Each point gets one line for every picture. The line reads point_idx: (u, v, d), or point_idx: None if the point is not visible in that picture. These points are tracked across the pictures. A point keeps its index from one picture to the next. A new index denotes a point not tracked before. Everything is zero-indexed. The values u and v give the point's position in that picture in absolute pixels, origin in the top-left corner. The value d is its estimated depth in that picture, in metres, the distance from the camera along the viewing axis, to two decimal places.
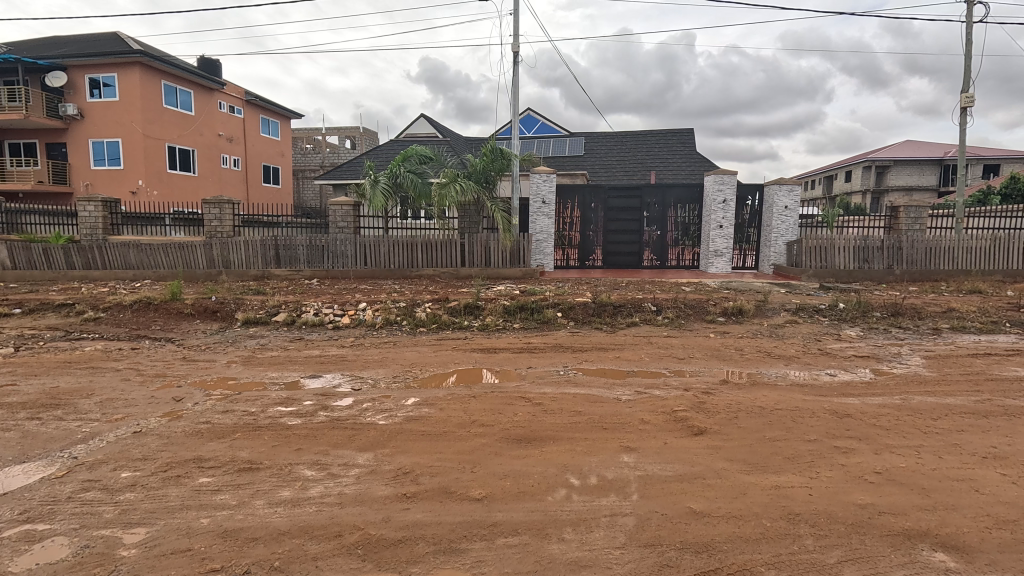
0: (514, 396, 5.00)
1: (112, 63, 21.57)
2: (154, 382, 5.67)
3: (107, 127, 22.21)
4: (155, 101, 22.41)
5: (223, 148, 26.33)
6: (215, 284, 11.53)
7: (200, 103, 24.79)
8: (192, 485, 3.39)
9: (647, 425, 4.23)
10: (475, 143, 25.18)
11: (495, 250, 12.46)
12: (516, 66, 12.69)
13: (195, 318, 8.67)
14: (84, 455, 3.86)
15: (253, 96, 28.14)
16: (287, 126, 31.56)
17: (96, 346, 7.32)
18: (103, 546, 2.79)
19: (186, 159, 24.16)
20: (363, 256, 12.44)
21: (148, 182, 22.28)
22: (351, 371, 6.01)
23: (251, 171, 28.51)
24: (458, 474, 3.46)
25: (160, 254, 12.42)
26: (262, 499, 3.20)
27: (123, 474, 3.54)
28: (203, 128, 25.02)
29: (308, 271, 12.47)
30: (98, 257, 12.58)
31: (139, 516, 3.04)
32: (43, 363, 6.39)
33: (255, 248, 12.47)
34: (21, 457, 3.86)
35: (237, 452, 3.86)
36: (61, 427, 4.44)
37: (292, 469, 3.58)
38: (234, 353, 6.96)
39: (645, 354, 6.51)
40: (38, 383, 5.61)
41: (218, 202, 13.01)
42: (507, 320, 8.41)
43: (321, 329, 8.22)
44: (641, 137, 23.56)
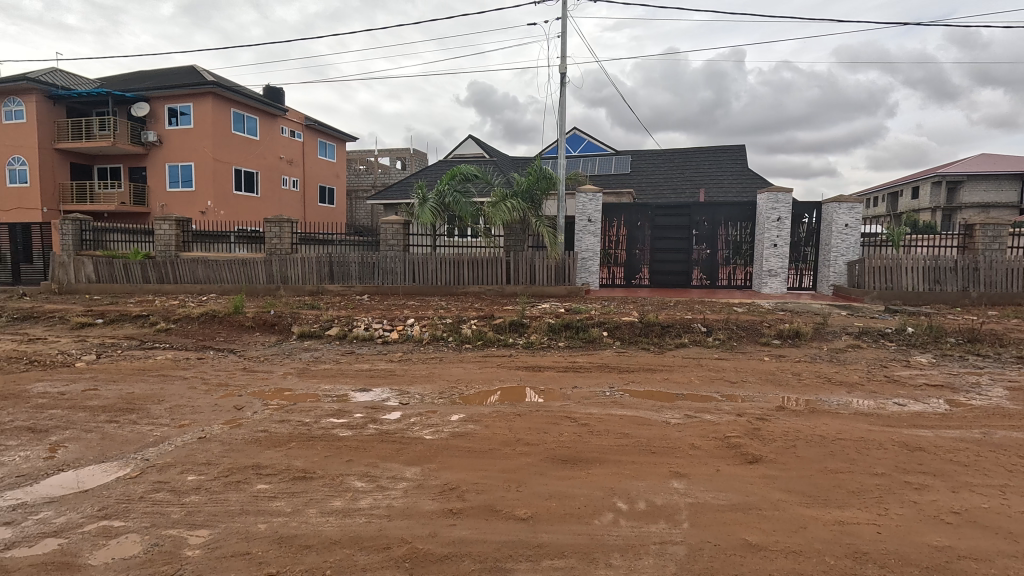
0: (559, 415, 4.95)
1: (188, 93, 23.43)
2: (218, 391, 5.99)
3: (182, 152, 24.00)
4: (224, 127, 24.09)
5: (284, 170, 27.91)
6: (274, 299, 12.12)
7: (263, 128, 26.45)
8: (251, 490, 3.55)
9: (698, 451, 4.08)
10: (520, 163, 25.47)
11: (541, 268, 12.49)
12: (562, 86, 12.87)
13: (255, 330, 9.17)
14: (154, 458, 4.13)
15: (311, 121, 29.75)
16: (343, 149, 33.09)
17: (167, 355, 7.87)
18: (170, 545, 2.96)
19: (251, 181, 25.81)
20: (412, 273, 12.76)
21: (216, 203, 23.90)
22: (399, 386, 6.15)
23: (308, 192, 29.98)
24: (504, 493, 3.45)
25: (225, 269, 13.24)
26: (315, 508, 3.31)
27: (190, 477, 3.76)
28: (266, 151, 26.63)
29: (360, 287, 12.89)
30: (170, 272, 13.56)
31: (203, 519, 3.21)
32: (121, 369, 6.93)
33: (311, 264, 13.04)
34: (100, 457, 4.17)
35: (293, 461, 4.01)
36: (135, 430, 4.77)
37: (343, 480, 3.68)
38: (290, 365, 7.28)
39: (695, 377, 6.31)
40: (116, 388, 6.07)
41: (279, 221, 13.74)
42: (552, 338, 8.39)
43: (371, 344, 8.49)
44: (690, 155, 23.18)
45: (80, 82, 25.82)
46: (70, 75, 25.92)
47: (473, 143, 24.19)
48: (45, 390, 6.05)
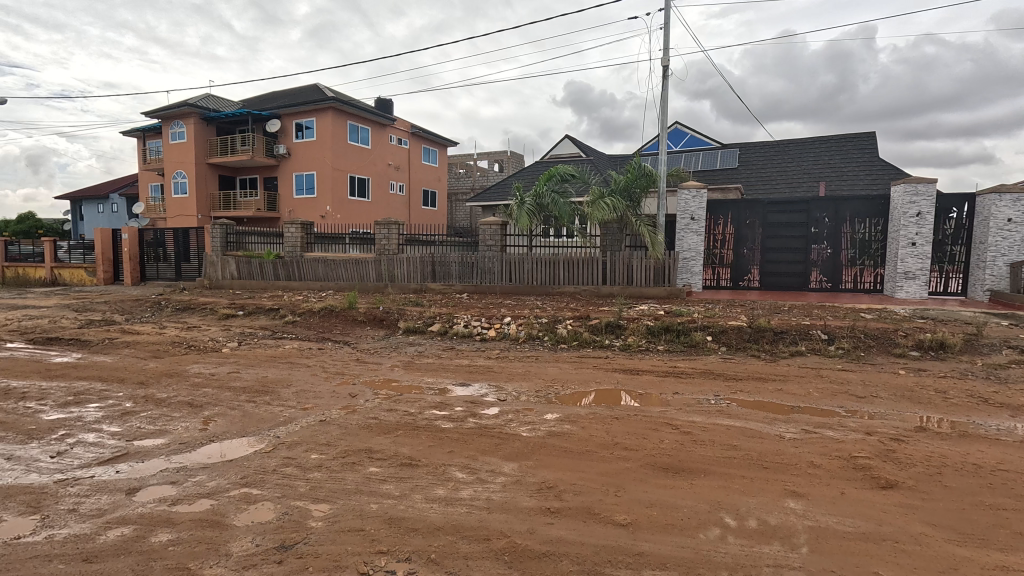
0: (659, 422, 4.76)
1: (312, 109, 25.94)
2: (336, 379, 6.57)
3: (306, 162, 26.64)
4: (341, 138, 26.34)
5: (392, 176, 29.87)
6: (382, 296, 13.03)
7: (374, 138, 28.52)
8: (364, 472, 3.84)
9: (818, 470, 3.70)
10: (618, 161, 24.91)
11: (639, 269, 12.13)
12: (664, 79, 12.37)
13: (366, 325, 9.94)
14: (284, 436, 4.63)
15: (417, 129, 31.51)
16: (444, 154, 34.63)
17: (294, 344, 8.80)
18: (298, 515, 3.29)
19: (363, 187, 27.96)
20: (508, 273, 13.03)
21: (333, 208, 26.24)
22: (496, 383, 6.31)
23: (413, 196, 31.79)
24: (602, 497, 3.40)
25: (341, 268, 14.49)
26: (421, 494, 3.49)
27: (313, 456, 4.16)
28: (376, 159, 28.70)
29: (459, 286, 13.41)
30: (297, 270, 15.14)
31: (324, 494, 3.53)
32: (258, 356, 7.87)
33: (416, 264, 13.82)
34: (242, 432, 4.77)
35: (400, 448, 4.27)
36: (269, 410, 5.39)
37: (446, 470, 3.85)
38: (396, 357, 7.77)
39: (814, 389, 5.73)
40: (254, 372, 6.91)
41: (387, 223, 14.76)
42: (651, 342, 8.10)
43: (470, 341, 8.81)
44: (808, 145, 21.14)
45: (227, 105, 29.69)
46: (219, 99, 29.91)
47: (569, 143, 24.11)
48: (200, 371, 7.05)
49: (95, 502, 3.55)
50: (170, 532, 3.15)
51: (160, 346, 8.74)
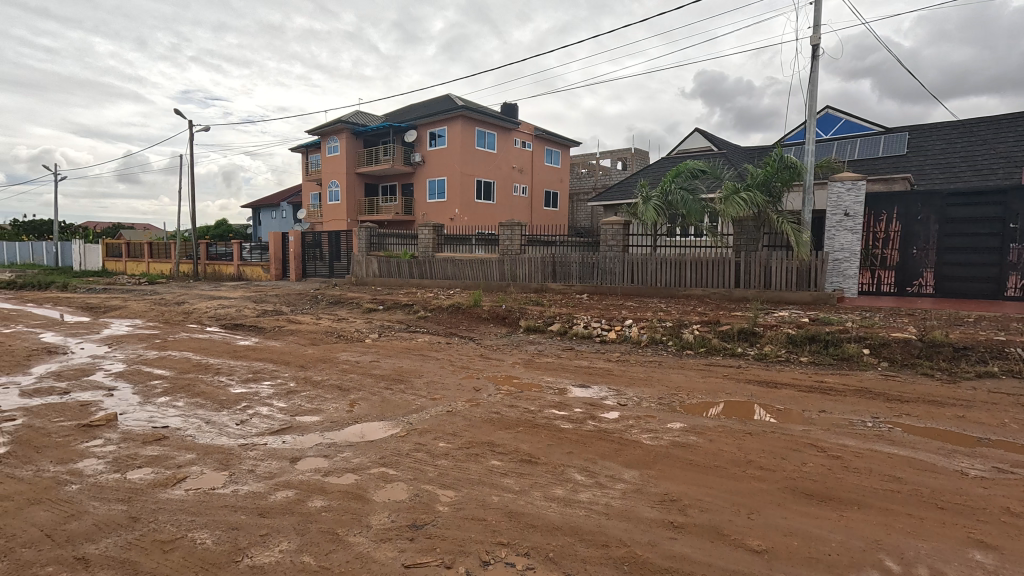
0: (801, 442, 4.29)
1: (444, 118, 27.71)
2: (461, 373, 6.96)
3: (438, 168, 28.55)
4: (470, 144, 27.78)
5: (516, 178, 30.75)
6: (505, 295, 13.47)
7: (500, 142, 29.60)
8: (487, 464, 4.01)
9: (1017, 520, 3.04)
10: (755, 153, 22.86)
11: (778, 271, 11.05)
12: (813, 59, 11.08)
13: (490, 322, 10.37)
14: (416, 422, 5.02)
15: (540, 131, 32.04)
16: (567, 154, 34.73)
17: (425, 338, 9.49)
18: (427, 498, 3.55)
19: (489, 189, 29.20)
20: (631, 274, 12.68)
21: (461, 210, 27.80)
22: (616, 386, 6.18)
23: (536, 197, 32.39)
24: (732, 517, 3.15)
25: (468, 268, 15.27)
26: (539, 492, 3.55)
27: (441, 444, 4.45)
28: (501, 162, 29.77)
29: (580, 286, 13.36)
30: (428, 269, 16.29)
31: (450, 481, 3.76)
32: (395, 347, 8.63)
33: (537, 264, 14.06)
34: (381, 416, 5.27)
35: (521, 444, 4.39)
36: (404, 398, 5.89)
37: (564, 470, 3.87)
38: (517, 355, 8.00)
39: (1010, 419, 4.72)
40: (391, 362, 7.60)
41: (511, 224, 15.22)
42: (792, 352, 7.32)
43: (589, 342, 8.74)
44: (1007, 123, 17.42)
45: (372, 119, 32.95)
46: (366, 115, 33.32)
47: (699, 137, 22.71)
48: (347, 358, 7.94)
49: (267, 466, 4.18)
50: (323, 499, 3.59)
51: (317, 335, 10.01)
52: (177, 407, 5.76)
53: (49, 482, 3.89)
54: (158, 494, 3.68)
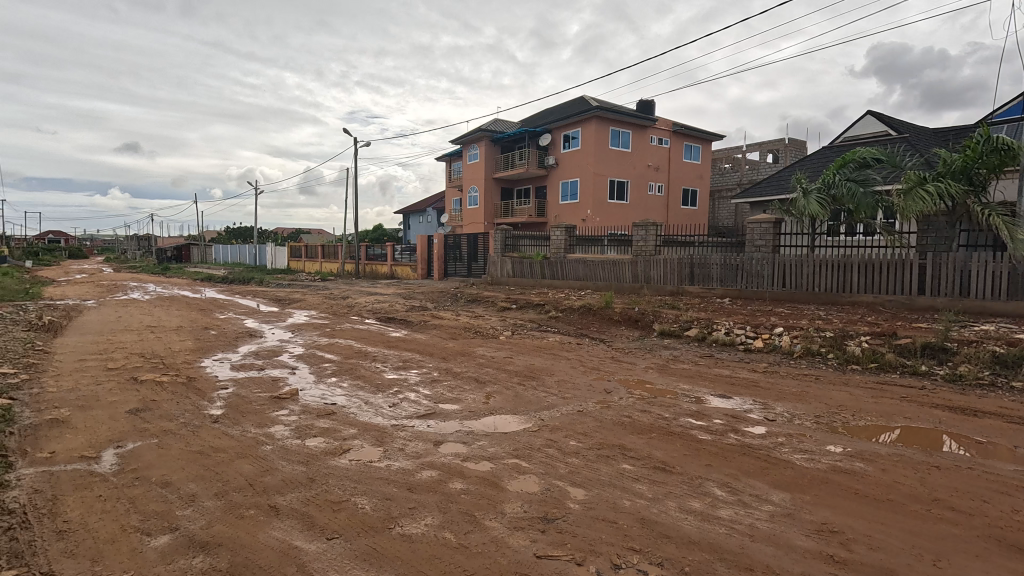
0: (1011, 484, 3.50)
1: (579, 120, 27.77)
2: (593, 374, 6.92)
3: (571, 170, 28.72)
4: (604, 144, 27.48)
5: (651, 176, 29.67)
6: (638, 297, 13.09)
7: (635, 140, 28.81)
8: (618, 467, 3.95)
9: None
10: (949, 135, 19.13)
11: (979, 276, 9.11)
12: None
13: (621, 324, 10.17)
14: (548, 419, 5.12)
15: (679, 126, 30.49)
16: (709, 149, 32.52)
17: (556, 337, 9.63)
18: (558, 493, 3.61)
19: (622, 189, 28.61)
20: (782, 277, 11.47)
21: (593, 211, 27.64)
22: (763, 399, 5.65)
23: (673, 195, 30.90)
24: (911, 561, 2.70)
25: (600, 269, 15.11)
26: (675, 502, 3.41)
27: (572, 442, 4.49)
28: (636, 161, 28.96)
29: (721, 290, 12.44)
30: (560, 270, 16.48)
31: (580, 480, 3.78)
32: (527, 345, 8.90)
33: (673, 266, 13.41)
34: (515, 410, 5.48)
35: (654, 451, 4.24)
36: (536, 394, 6.05)
37: (702, 483, 3.65)
38: (651, 359, 7.72)
39: None
40: (524, 359, 7.84)
41: (645, 224, 14.72)
42: (998, 374, 6.00)
43: (731, 350, 8.11)
44: None
45: (509, 126, 34.30)
46: (504, 122, 34.79)
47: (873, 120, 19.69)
48: (484, 353, 8.39)
49: (414, 446, 4.60)
50: (462, 482, 3.86)
51: (457, 330, 10.74)
52: (343, 387, 6.62)
53: (252, 440, 4.74)
54: (328, 460, 4.28)
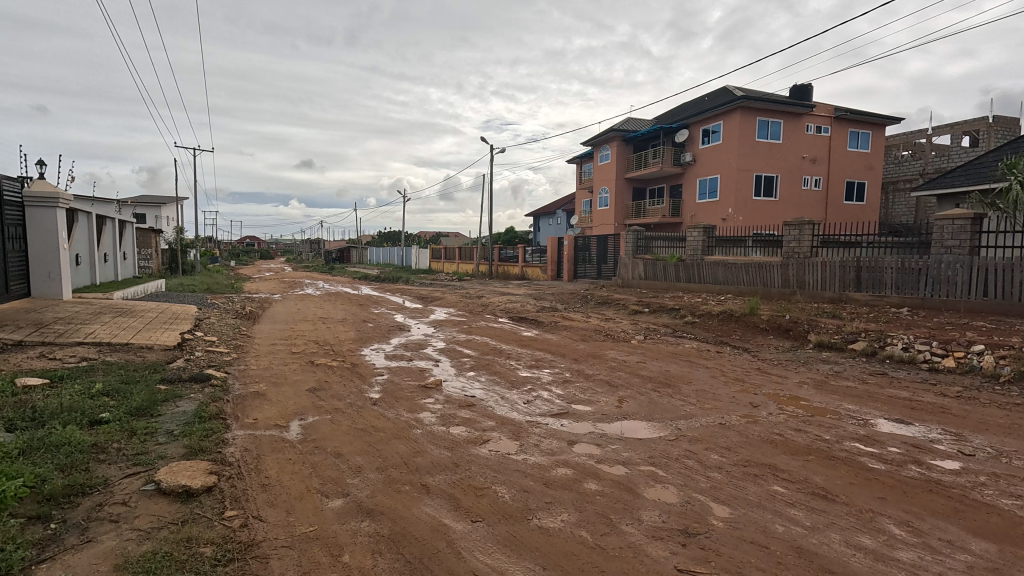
0: None
1: (721, 112, 25.93)
2: (736, 385, 6.44)
3: (711, 166, 26.92)
4: (750, 136, 25.30)
5: (806, 170, 26.59)
6: (789, 304, 11.84)
7: (787, 130, 26.06)
8: (768, 489, 3.64)
9: None
10: None
11: None
12: None
13: (769, 333, 9.30)
14: (686, 429, 4.90)
15: (843, 111, 26.87)
16: (881, 135, 28.12)
17: (694, 344, 9.13)
18: (698, 507, 3.44)
19: (770, 185, 26.09)
20: (982, 285, 9.51)
21: (736, 209, 25.61)
22: (955, 429, 4.77)
23: (833, 190, 27.33)
24: None
25: (743, 272, 13.95)
26: (839, 534, 3.05)
27: (714, 456, 4.24)
28: (788, 153, 26.18)
29: (896, 298, 10.71)
30: (697, 273, 15.55)
31: (724, 496, 3.56)
32: (661, 351, 8.58)
33: (834, 269, 11.88)
34: (650, 417, 5.34)
35: (812, 475, 3.83)
36: (672, 402, 5.81)
37: (874, 518, 3.21)
38: (806, 374, 6.95)
39: None
40: (659, 365, 7.57)
41: (799, 223, 13.25)
42: None
43: (910, 369, 6.95)
44: None
45: (643, 124, 33.27)
46: (637, 120, 33.83)
47: None
48: (616, 356, 8.28)
49: (549, 443, 4.72)
50: (597, 484, 3.87)
51: (587, 332, 10.73)
52: (480, 381, 7.02)
53: (404, 423, 5.27)
54: (470, 449, 4.58)
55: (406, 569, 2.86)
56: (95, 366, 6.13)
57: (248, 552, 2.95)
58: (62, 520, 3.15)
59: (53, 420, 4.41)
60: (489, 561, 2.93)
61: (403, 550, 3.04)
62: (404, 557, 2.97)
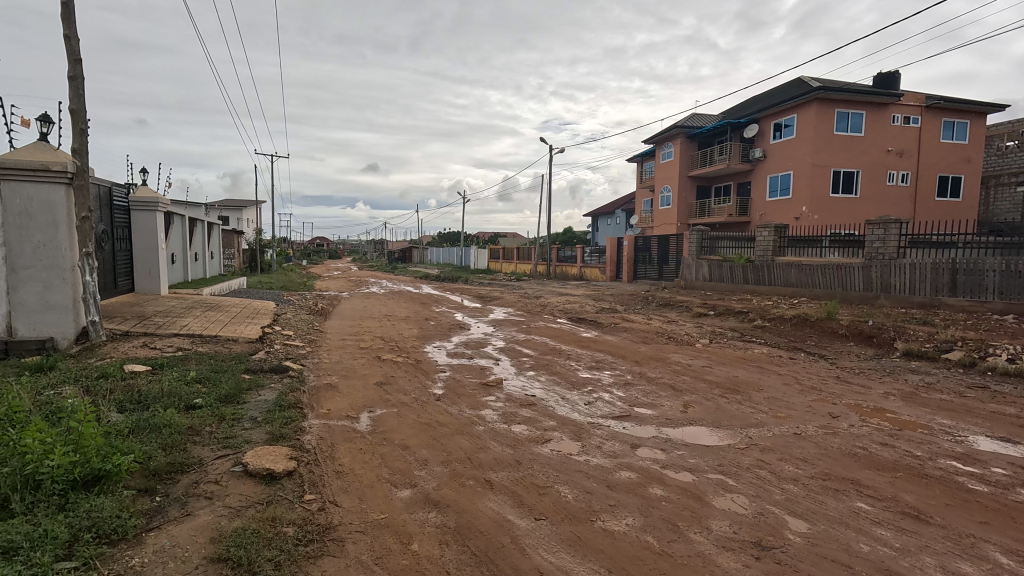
0: None
1: (795, 105, 24.49)
2: (812, 394, 6.06)
3: (782, 162, 25.50)
4: (827, 130, 23.74)
5: (892, 164, 24.60)
6: (871, 309, 11.01)
7: (870, 122, 24.21)
8: (851, 505, 3.41)
9: None
10: None
11: None
12: None
13: (849, 339, 8.71)
14: (757, 438, 4.68)
15: (935, 100, 24.61)
16: (981, 124, 25.50)
17: (764, 349, 8.69)
18: (773, 520, 3.28)
19: (850, 181, 24.37)
20: None
21: (810, 208, 24.12)
22: None
23: (923, 185, 25.12)
24: None
25: (819, 274, 13.12)
26: (935, 560, 2.81)
27: (788, 467, 4.03)
28: (871, 147, 24.33)
29: (999, 304, 9.70)
30: (766, 275, 14.80)
31: (801, 511, 3.37)
32: (729, 355, 8.24)
33: (924, 272, 10.92)
34: (717, 423, 5.14)
35: (901, 494, 3.55)
36: (742, 409, 5.56)
37: (977, 545, 2.93)
38: (892, 384, 6.44)
39: None
40: (727, 370, 7.27)
41: (884, 222, 12.28)
42: None
43: (1017, 382, 6.27)
44: None
45: (708, 120, 32.03)
46: (702, 116, 32.65)
47: None
48: (679, 360, 8.04)
49: (612, 445, 4.66)
50: (662, 489, 3.78)
51: (649, 334, 10.49)
52: (541, 381, 7.04)
53: (467, 420, 5.38)
54: (533, 447, 4.61)
55: (472, 562, 2.92)
56: (188, 355, 6.70)
57: (326, 534, 3.13)
58: (165, 494, 3.47)
59: (156, 403, 4.87)
60: (553, 560, 2.93)
61: (469, 543, 3.11)
62: (470, 549, 3.04)
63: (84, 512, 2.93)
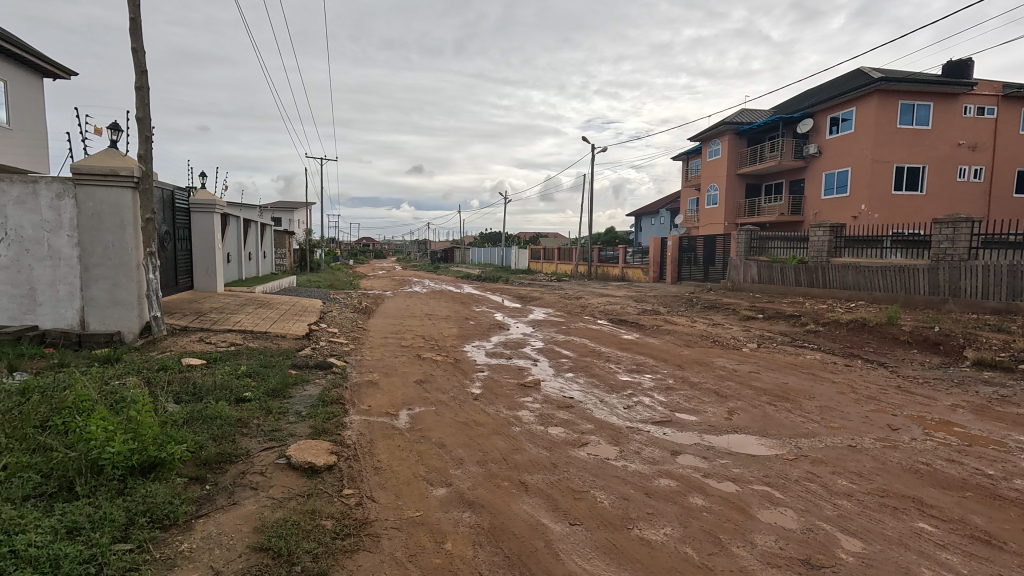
0: None
1: (853, 97, 23.20)
2: (869, 404, 5.70)
3: (839, 158, 24.22)
4: (889, 123, 22.38)
5: (963, 158, 22.90)
6: (937, 314, 10.27)
7: (938, 114, 22.63)
8: (912, 525, 3.17)
9: None
10: None
11: None
12: None
13: (911, 346, 8.16)
14: (807, 449, 4.43)
15: (1013, 88, 22.71)
16: None
17: (816, 355, 8.24)
18: (823, 537, 3.09)
19: (914, 177, 22.88)
20: None
21: (870, 206, 22.81)
22: None
23: (999, 181, 23.24)
24: None
25: (879, 277, 12.36)
26: None
27: (841, 481, 3.79)
28: (939, 140, 22.75)
29: None
30: (821, 277, 14.05)
31: (856, 528, 3.16)
32: (779, 361, 7.86)
33: (998, 275, 10.09)
34: (764, 432, 4.90)
35: (970, 515, 3.27)
36: (791, 418, 5.29)
37: None
38: (961, 396, 5.96)
39: None
40: (776, 377, 6.94)
41: (953, 221, 11.41)
42: None
43: None
44: None
45: (759, 115, 30.80)
46: (752, 112, 31.44)
47: None
48: (725, 365, 7.73)
49: (651, 451, 4.53)
50: (704, 499, 3.63)
51: (693, 337, 10.16)
52: (580, 383, 6.94)
53: (504, 420, 5.36)
54: (569, 450, 4.55)
55: (505, 564, 2.91)
56: (241, 350, 7.02)
57: (363, 529, 3.19)
58: (214, 482, 3.64)
59: (209, 396, 5.13)
60: (586, 566, 2.88)
61: (502, 544, 3.09)
62: (502, 551, 3.02)
63: (140, 497, 3.11)
